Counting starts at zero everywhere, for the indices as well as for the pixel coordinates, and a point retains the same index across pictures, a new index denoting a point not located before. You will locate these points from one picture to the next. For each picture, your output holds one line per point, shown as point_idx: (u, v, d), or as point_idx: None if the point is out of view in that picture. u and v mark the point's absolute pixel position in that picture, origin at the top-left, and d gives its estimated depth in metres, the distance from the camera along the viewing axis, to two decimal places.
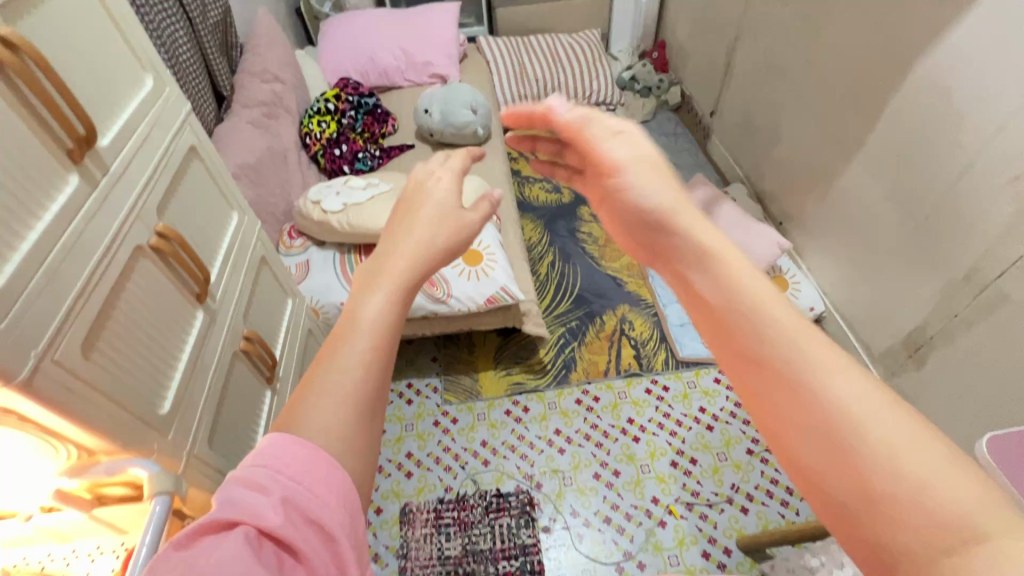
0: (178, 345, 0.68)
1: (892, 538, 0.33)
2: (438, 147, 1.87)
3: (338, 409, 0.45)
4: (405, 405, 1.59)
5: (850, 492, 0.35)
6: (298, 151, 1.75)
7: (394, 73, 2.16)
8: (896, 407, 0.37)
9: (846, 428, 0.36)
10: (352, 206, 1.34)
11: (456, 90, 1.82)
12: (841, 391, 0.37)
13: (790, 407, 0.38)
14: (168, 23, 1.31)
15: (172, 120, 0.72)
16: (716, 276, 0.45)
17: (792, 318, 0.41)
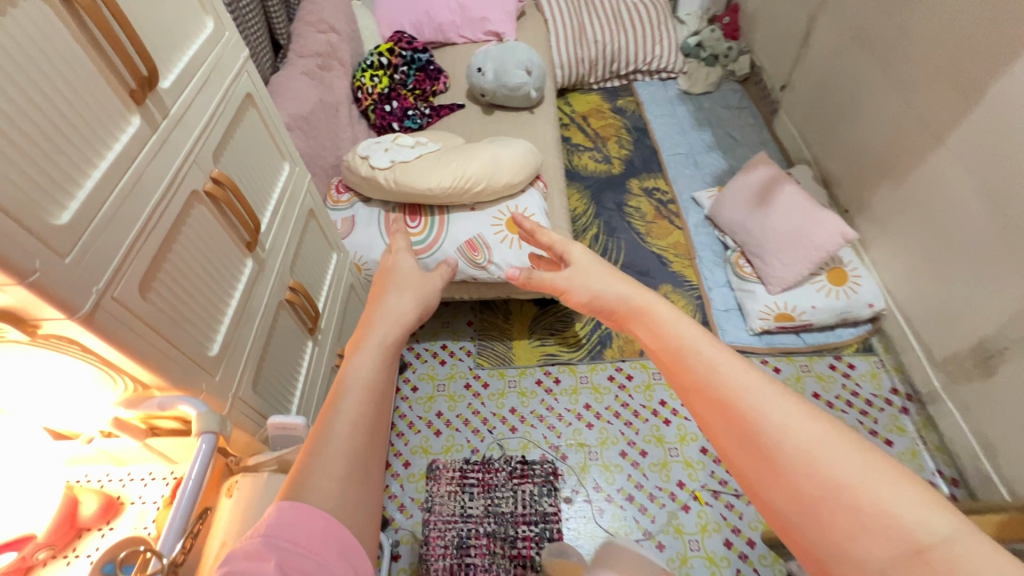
0: (227, 291, 0.70)
1: (858, 564, 0.43)
2: (489, 108, 1.82)
3: (329, 472, 0.57)
4: (438, 365, 1.62)
5: (803, 519, 0.46)
6: (350, 104, 1.75)
7: (449, 28, 2.10)
8: (840, 441, 0.48)
9: (801, 469, 0.47)
10: (399, 163, 1.33)
11: (512, 50, 1.75)
12: (790, 436, 0.48)
13: (751, 457, 0.50)
14: None
15: (228, 66, 0.72)
16: (688, 353, 0.57)
17: (744, 377, 0.53)
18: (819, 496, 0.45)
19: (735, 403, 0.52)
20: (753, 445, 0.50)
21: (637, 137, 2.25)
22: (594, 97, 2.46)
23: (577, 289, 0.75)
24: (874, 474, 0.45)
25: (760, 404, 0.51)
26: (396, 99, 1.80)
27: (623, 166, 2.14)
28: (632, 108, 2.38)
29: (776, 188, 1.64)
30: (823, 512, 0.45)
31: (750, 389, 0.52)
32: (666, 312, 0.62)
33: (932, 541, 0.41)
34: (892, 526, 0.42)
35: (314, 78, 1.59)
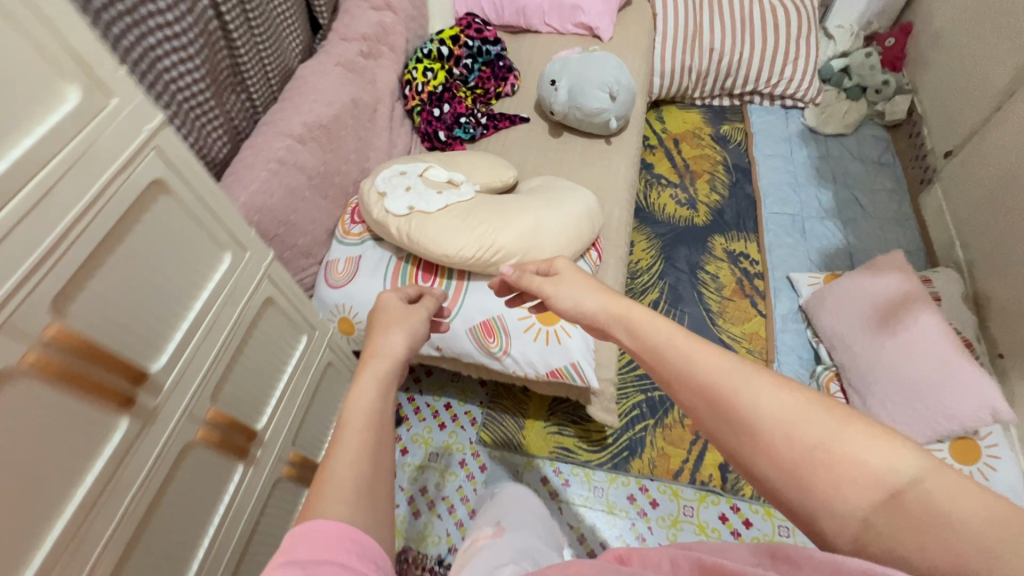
0: (80, 462, 0.56)
1: (839, 514, 0.45)
2: (557, 131, 1.50)
3: (341, 493, 0.51)
4: (435, 429, 1.41)
5: (786, 486, 0.48)
6: (394, 101, 1.47)
7: (534, 13, 1.74)
8: (810, 408, 0.49)
9: (780, 440, 0.48)
10: (417, 213, 1.07)
11: (598, 63, 1.39)
12: (758, 409, 0.50)
13: (732, 435, 0.52)
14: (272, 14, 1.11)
15: (119, 143, 0.55)
16: (670, 347, 0.58)
17: (716, 360, 0.55)
18: (795, 462, 0.47)
19: (717, 389, 0.53)
20: (729, 425, 0.52)
21: (735, 179, 1.83)
22: (693, 116, 2.03)
23: (561, 296, 0.75)
24: (844, 429, 0.46)
25: (732, 384, 0.52)
26: (449, 102, 1.51)
27: (709, 215, 1.76)
28: (738, 139, 1.95)
29: (908, 314, 1.23)
30: (802, 473, 0.46)
31: (722, 371, 0.54)
32: (644, 314, 0.64)
33: (903, 483, 0.42)
34: (864, 473, 0.44)
35: (353, 68, 1.33)
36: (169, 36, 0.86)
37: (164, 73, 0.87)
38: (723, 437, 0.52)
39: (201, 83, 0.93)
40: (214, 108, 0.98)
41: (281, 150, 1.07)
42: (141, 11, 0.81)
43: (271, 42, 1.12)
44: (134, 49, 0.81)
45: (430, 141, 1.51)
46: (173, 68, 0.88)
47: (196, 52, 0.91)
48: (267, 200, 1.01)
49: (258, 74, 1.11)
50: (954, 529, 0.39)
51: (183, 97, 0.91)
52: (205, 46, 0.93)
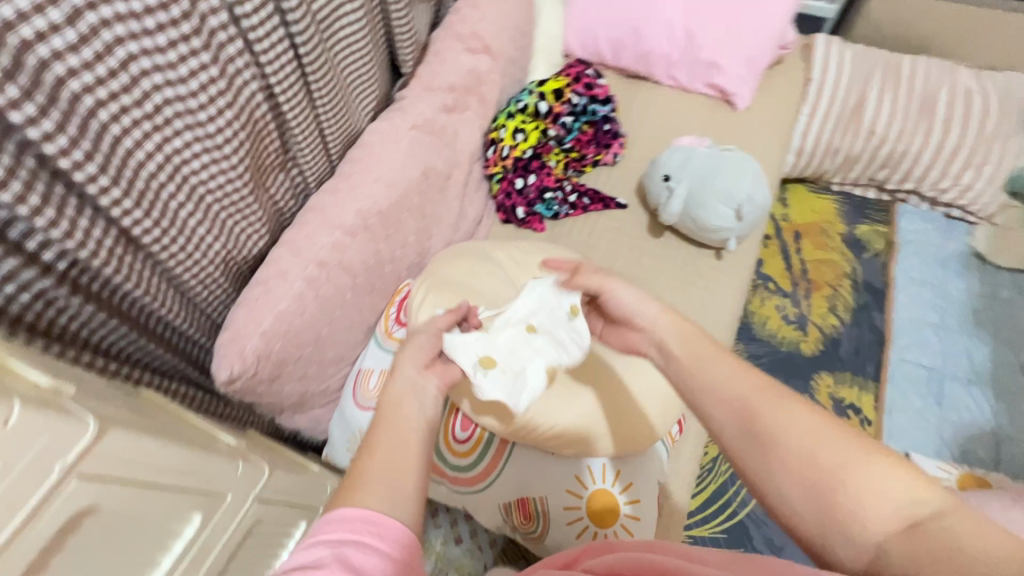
0: None
1: (856, 539, 0.49)
2: (658, 233, 1.25)
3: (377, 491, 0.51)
4: (451, 543, 1.26)
5: (811, 512, 0.51)
6: (473, 164, 1.25)
7: (658, 61, 1.45)
8: (832, 433, 0.53)
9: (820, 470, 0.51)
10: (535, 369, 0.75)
11: (732, 169, 1.10)
12: (788, 438, 0.53)
13: (767, 462, 0.53)
14: (343, 81, 0.94)
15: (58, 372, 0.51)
16: (719, 374, 0.58)
17: (756, 385, 0.56)
18: (829, 486, 0.50)
19: (751, 411, 0.55)
20: (759, 447, 0.54)
21: (865, 302, 1.50)
22: (825, 205, 1.67)
23: (632, 307, 0.68)
24: (869, 461, 0.51)
25: (767, 405, 0.55)
26: (536, 171, 1.28)
27: (823, 344, 1.45)
28: (879, 248, 1.59)
29: None
30: (831, 497, 0.50)
31: (764, 397, 0.55)
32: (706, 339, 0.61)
33: (924, 514, 0.48)
34: (879, 497, 0.49)
35: (431, 129, 1.12)
36: (194, 124, 0.66)
37: (186, 168, 0.68)
38: (755, 458, 0.54)
39: (240, 182, 0.76)
40: (252, 198, 0.80)
41: (326, 249, 0.90)
42: (160, 97, 0.62)
43: (338, 116, 0.95)
44: (145, 145, 0.62)
45: (505, 213, 1.29)
46: (198, 161, 0.69)
47: (244, 156, 0.75)
48: (296, 320, 0.84)
49: (314, 148, 0.92)
50: (962, 554, 0.44)
51: (211, 193, 0.73)
52: (248, 136, 0.75)
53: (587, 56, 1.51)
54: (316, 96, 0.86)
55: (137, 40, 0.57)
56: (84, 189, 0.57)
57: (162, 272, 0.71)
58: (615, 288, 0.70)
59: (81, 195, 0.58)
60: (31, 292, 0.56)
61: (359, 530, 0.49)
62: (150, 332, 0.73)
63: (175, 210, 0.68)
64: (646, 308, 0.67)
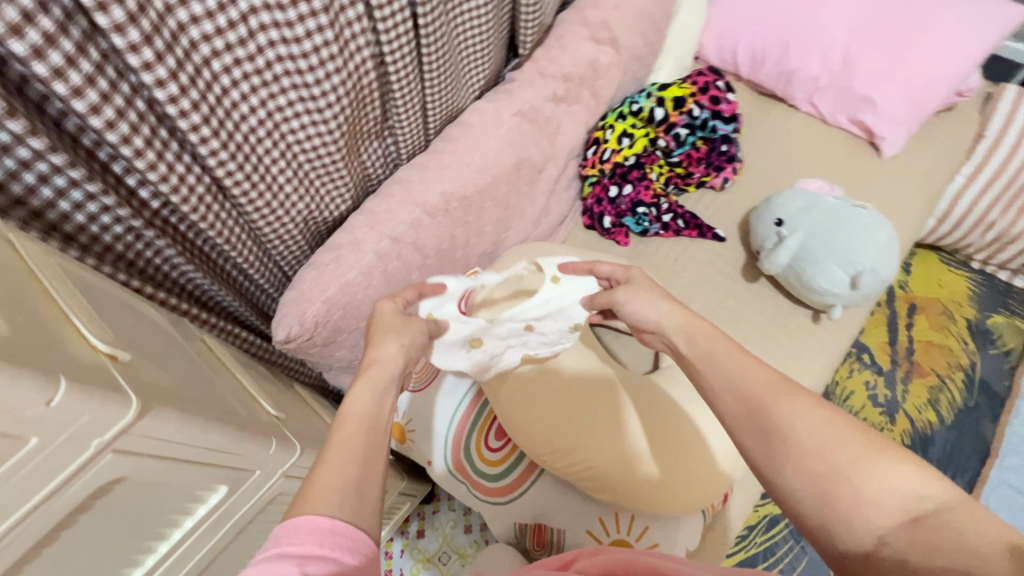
0: None
1: (858, 530, 0.45)
2: (753, 279, 1.13)
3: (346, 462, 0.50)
4: (460, 529, 1.27)
5: (811, 501, 0.47)
6: (570, 161, 1.18)
7: (800, 83, 1.28)
8: (842, 427, 0.49)
9: (824, 466, 0.47)
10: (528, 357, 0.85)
11: (860, 231, 0.96)
12: (794, 430, 0.49)
13: (767, 451, 0.50)
14: (456, 55, 0.90)
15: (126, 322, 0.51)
16: (722, 371, 0.55)
17: (761, 378, 0.53)
18: (833, 478, 0.46)
19: (759, 406, 0.51)
20: (762, 437, 0.50)
21: (976, 405, 1.31)
22: (956, 281, 1.45)
23: (642, 310, 0.67)
24: (877, 454, 0.47)
25: (773, 399, 0.51)
26: (634, 182, 1.19)
27: (910, 438, 1.28)
28: (1010, 347, 1.37)
29: None
30: (833, 488, 0.46)
31: (770, 389, 0.52)
32: (708, 329, 0.60)
33: (929, 508, 0.44)
34: (894, 495, 0.45)
35: (534, 118, 1.06)
36: (300, 84, 0.65)
37: (284, 124, 0.68)
38: (753, 448, 0.51)
39: (334, 147, 0.75)
40: (343, 164, 0.79)
41: (403, 226, 0.88)
42: (270, 52, 0.60)
43: (444, 91, 0.91)
44: (250, 99, 0.62)
45: (591, 218, 1.22)
46: (297, 119, 0.68)
47: (343, 122, 0.74)
48: (360, 292, 0.84)
49: (414, 121, 0.89)
50: (959, 545, 0.41)
51: (304, 152, 0.73)
52: (350, 102, 0.73)
53: (720, 63, 1.36)
54: (426, 69, 0.83)
55: None
56: (186, 136, 0.57)
57: (245, 222, 0.72)
58: (626, 294, 0.69)
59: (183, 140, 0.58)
60: (123, 228, 0.58)
61: (334, 546, 0.45)
62: (223, 276, 0.75)
63: (268, 165, 0.69)
64: (654, 310, 0.66)
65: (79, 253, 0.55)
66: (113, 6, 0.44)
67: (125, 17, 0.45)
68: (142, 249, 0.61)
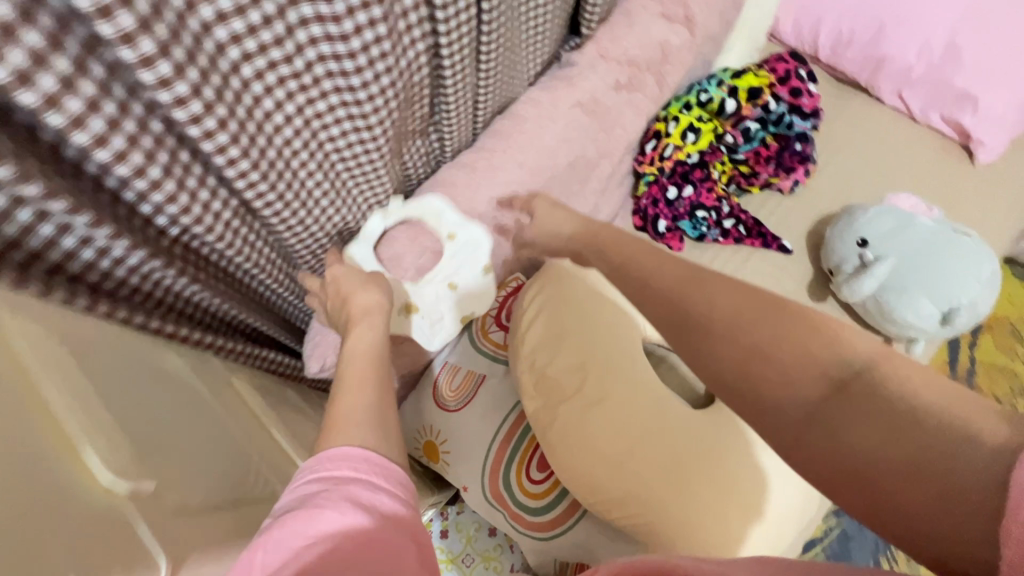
0: None
1: (789, 400, 0.43)
2: (819, 299, 1.03)
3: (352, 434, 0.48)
4: (485, 532, 1.23)
5: (776, 418, 0.43)
6: (626, 156, 1.05)
7: (890, 73, 1.13)
8: (762, 304, 0.47)
9: (758, 359, 0.45)
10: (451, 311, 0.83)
11: (954, 250, 0.86)
12: (717, 321, 0.47)
13: (722, 374, 0.47)
14: (515, 41, 0.78)
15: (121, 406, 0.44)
16: (686, 309, 0.49)
17: (703, 292, 0.49)
18: (760, 357, 0.45)
19: (683, 308, 0.50)
20: (693, 334, 0.49)
21: None
22: None
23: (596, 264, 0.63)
24: (802, 326, 0.44)
25: (692, 296, 0.50)
26: (695, 183, 1.07)
27: None
28: None
29: None
30: (759, 370, 0.44)
31: (683, 285, 0.51)
32: (619, 243, 0.60)
33: (851, 374, 0.41)
34: (816, 366, 0.42)
35: (593, 109, 0.93)
36: (344, 87, 0.55)
37: (322, 131, 0.58)
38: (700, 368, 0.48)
39: (378, 154, 0.65)
40: (386, 171, 0.69)
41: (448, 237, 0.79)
42: (307, 50, 0.50)
43: (499, 82, 0.79)
44: (286, 107, 0.52)
45: (643, 220, 1.10)
46: (337, 125, 0.58)
47: (389, 127, 0.64)
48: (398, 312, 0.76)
49: (464, 117, 0.78)
50: (917, 422, 0.36)
51: (343, 161, 0.63)
52: (399, 103, 0.63)
53: (797, 44, 1.20)
54: (484, 59, 0.71)
55: None
56: (212, 158, 0.48)
57: (274, 242, 0.63)
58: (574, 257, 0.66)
59: (206, 163, 0.49)
60: (139, 271, 0.49)
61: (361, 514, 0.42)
62: (251, 299, 0.66)
63: (302, 180, 0.59)
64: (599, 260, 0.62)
65: (93, 302, 0.46)
66: (118, 10, 0.35)
67: (136, 25, 0.36)
68: (161, 289, 0.53)
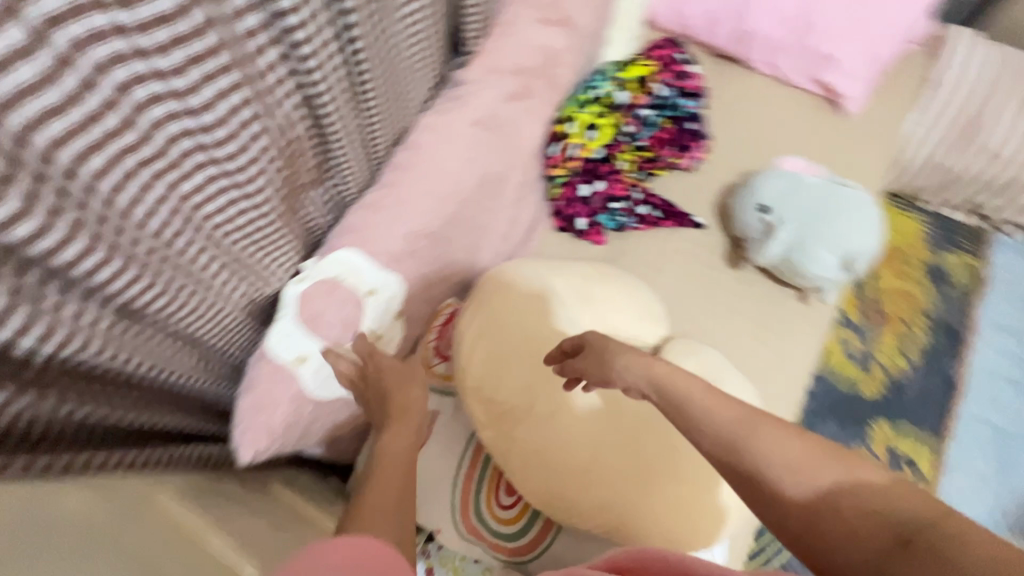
0: None
1: (853, 543, 0.46)
2: (736, 266, 1.09)
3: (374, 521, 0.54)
4: None
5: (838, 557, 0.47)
6: (533, 161, 1.06)
7: (758, 45, 1.21)
8: (820, 455, 0.51)
9: (819, 505, 0.49)
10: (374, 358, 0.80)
11: (842, 206, 0.93)
12: (773, 463, 0.51)
13: (778, 510, 0.51)
14: (397, 72, 0.76)
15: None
16: (733, 442, 0.53)
17: (750, 426, 0.53)
18: (819, 503, 0.49)
19: (737, 445, 0.53)
20: (746, 471, 0.53)
21: (940, 346, 1.37)
22: (910, 225, 1.49)
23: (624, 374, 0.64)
24: (858, 478, 0.49)
25: (745, 435, 0.53)
26: (605, 176, 1.10)
27: (887, 388, 1.33)
28: (964, 284, 1.43)
29: None
30: (821, 518, 0.48)
31: (741, 425, 0.54)
32: (670, 369, 0.61)
33: (914, 530, 0.44)
34: (882, 521, 0.46)
35: (492, 124, 0.92)
36: (215, 160, 0.51)
37: (205, 211, 0.53)
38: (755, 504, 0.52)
39: (269, 216, 0.61)
40: (282, 230, 0.66)
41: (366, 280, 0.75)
42: (164, 137, 0.46)
43: (386, 115, 0.77)
44: (153, 196, 0.47)
45: (563, 221, 1.11)
46: (219, 201, 0.54)
47: (275, 186, 0.60)
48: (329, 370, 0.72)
49: (357, 157, 0.75)
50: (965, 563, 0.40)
51: (233, 232, 0.58)
52: (281, 161, 0.59)
53: (673, 27, 1.26)
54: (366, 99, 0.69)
55: (141, 58, 0.42)
56: (69, 271, 0.43)
57: (171, 333, 0.58)
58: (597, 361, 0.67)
59: (66, 278, 0.44)
60: (7, 415, 0.43)
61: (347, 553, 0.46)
62: (157, 398, 0.61)
63: (190, 264, 0.55)
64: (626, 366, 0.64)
65: None
66: None
67: None
68: (46, 427, 0.47)
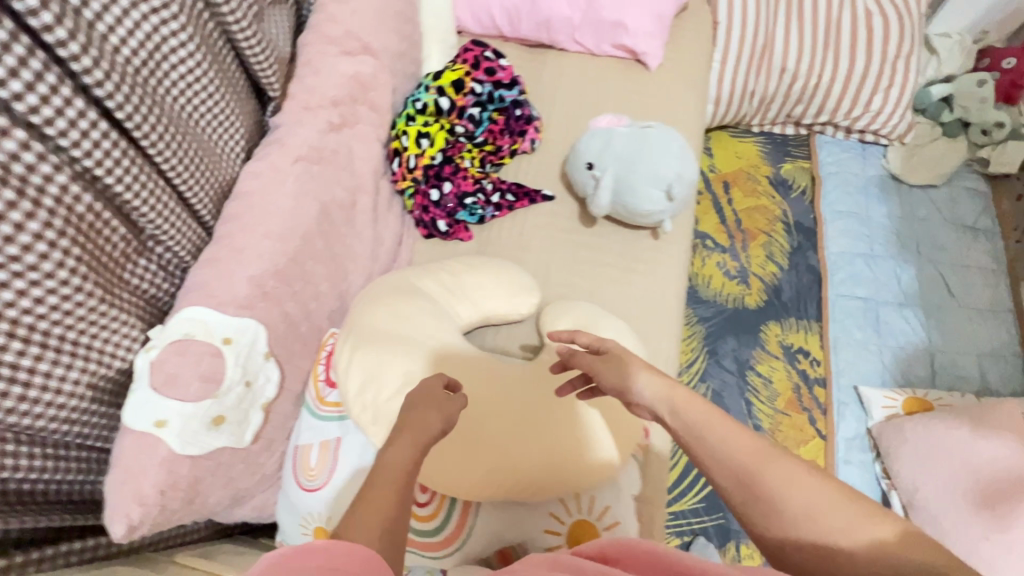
0: None
1: None
2: (590, 223, 1.17)
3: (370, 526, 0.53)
4: None
5: None
6: (378, 179, 1.11)
7: (559, 28, 1.33)
8: (838, 497, 0.53)
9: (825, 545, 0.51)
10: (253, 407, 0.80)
11: (654, 146, 1.03)
12: (787, 500, 0.54)
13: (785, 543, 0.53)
14: (197, 131, 0.79)
15: None
16: (756, 482, 0.55)
17: (764, 462, 0.55)
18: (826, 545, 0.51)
19: (755, 481, 0.55)
20: (756, 506, 0.55)
21: (799, 245, 1.52)
22: (749, 148, 1.65)
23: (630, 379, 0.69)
24: (872, 525, 0.51)
25: (765, 472, 0.55)
26: (450, 177, 1.16)
27: (766, 293, 1.46)
28: (804, 186, 1.60)
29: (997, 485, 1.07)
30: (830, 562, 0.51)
31: (756, 458, 0.56)
32: (689, 397, 0.63)
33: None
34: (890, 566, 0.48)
35: (320, 156, 0.97)
36: None
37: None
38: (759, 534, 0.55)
39: (82, 294, 0.64)
40: (111, 306, 0.68)
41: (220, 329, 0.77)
42: None
43: (201, 174, 0.80)
44: None
45: (426, 227, 1.17)
46: (10, 290, 0.56)
47: (76, 263, 0.62)
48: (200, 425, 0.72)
49: (180, 219, 0.77)
50: None
51: (43, 319, 0.60)
52: (74, 240, 0.62)
53: (484, 30, 1.37)
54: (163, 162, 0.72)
55: None
56: None
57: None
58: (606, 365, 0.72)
59: None
60: None
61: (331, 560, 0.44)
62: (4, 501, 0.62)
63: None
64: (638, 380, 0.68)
65: None
66: None
67: None
68: None
